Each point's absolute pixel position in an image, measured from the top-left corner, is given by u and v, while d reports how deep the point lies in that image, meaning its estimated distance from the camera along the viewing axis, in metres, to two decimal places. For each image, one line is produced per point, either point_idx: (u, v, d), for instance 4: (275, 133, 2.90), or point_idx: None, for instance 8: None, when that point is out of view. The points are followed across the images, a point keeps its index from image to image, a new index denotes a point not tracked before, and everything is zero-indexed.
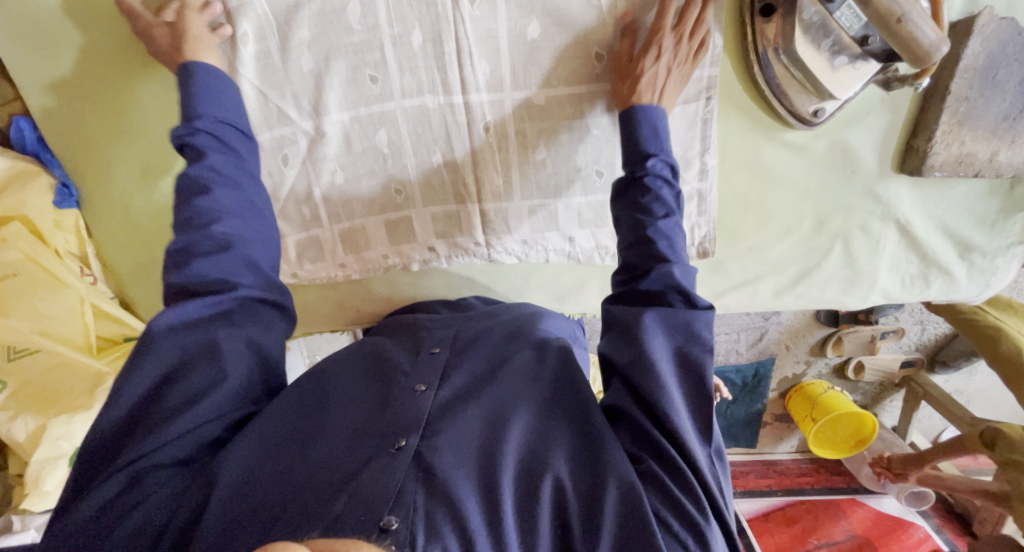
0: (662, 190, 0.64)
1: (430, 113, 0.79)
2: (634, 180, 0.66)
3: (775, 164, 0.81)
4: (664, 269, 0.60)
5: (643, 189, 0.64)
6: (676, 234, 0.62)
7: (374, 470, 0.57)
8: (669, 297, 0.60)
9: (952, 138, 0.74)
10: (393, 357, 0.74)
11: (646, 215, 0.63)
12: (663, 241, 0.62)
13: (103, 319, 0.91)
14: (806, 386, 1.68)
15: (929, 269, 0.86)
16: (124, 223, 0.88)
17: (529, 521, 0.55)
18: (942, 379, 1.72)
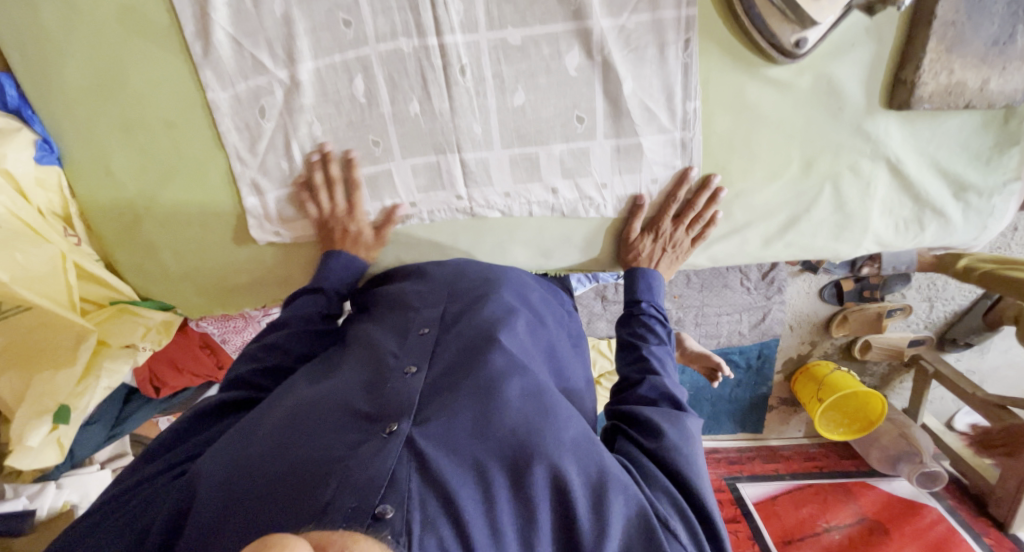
0: (655, 326, 0.83)
1: (405, 58, 0.78)
2: (633, 320, 0.85)
3: (760, 102, 0.79)
4: (655, 382, 0.75)
5: (642, 321, 0.83)
6: (667, 358, 0.79)
7: (365, 454, 0.59)
8: (663, 401, 0.74)
9: (940, 66, 0.72)
10: (381, 340, 0.78)
11: (642, 342, 0.81)
12: (655, 360, 0.78)
13: (87, 280, 0.92)
14: (811, 367, 1.65)
15: (923, 212, 0.84)
16: (107, 181, 0.88)
17: (529, 513, 0.59)
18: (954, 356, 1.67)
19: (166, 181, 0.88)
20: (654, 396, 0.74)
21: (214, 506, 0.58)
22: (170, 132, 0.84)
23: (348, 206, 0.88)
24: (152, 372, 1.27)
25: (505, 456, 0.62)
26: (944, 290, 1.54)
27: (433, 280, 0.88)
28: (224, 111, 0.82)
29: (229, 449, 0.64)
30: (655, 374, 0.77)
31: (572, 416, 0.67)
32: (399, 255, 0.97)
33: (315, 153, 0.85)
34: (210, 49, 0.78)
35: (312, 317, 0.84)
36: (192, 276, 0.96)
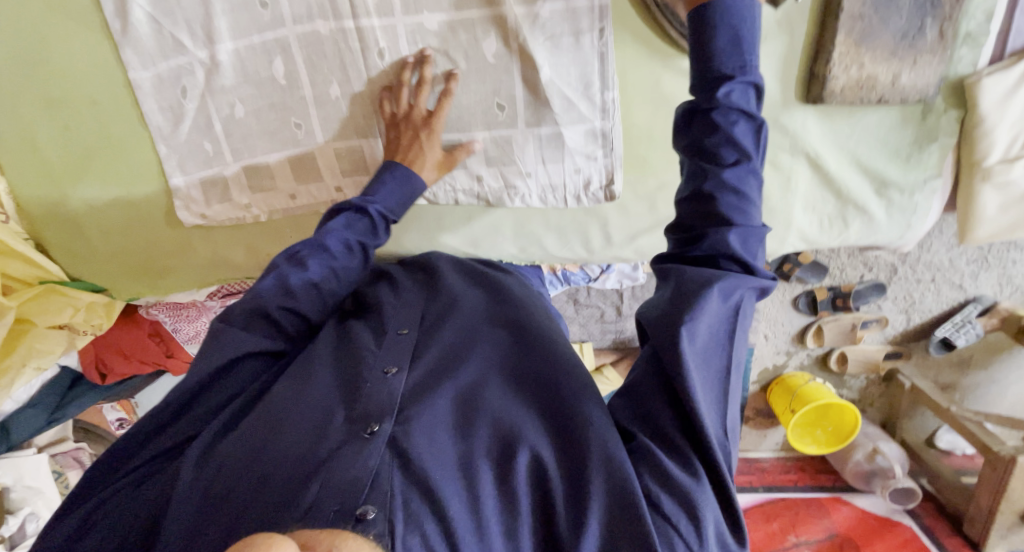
0: (735, 129, 0.51)
1: (323, 40, 0.78)
2: (699, 117, 0.53)
3: (675, 93, 0.79)
4: (716, 242, 0.51)
5: (712, 128, 0.52)
6: (747, 187, 0.51)
7: (345, 457, 0.55)
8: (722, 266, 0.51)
9: (849, 60, 0.71)
10: (356, 336, 0.72)
11: (711, 165, 0.52)
12: (728, 198, 0.51)
13: (11, 257, 0.91)
14: (787, 378, 1.59)
15: (846, 209, 0.83)
16: (34, 158, 0.88)
17: (514, 509, 0.54)
18: (934, 374, 1.59)
19: (91, 159, 0.88)
20: (704, 257, 0.52)
21: (190, 514, 0.54)
22: (95, 110, 0.85)
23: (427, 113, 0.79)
24: (98, 356, 1.25)
25: (490, 452, 0.57)
26: (923, 303, 1.46)
27: (409, 281, 0.82)
28: (147, 91, 0.83)
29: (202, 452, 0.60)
30: (718, 226, 0.51)
31: (561, 403, 0.60)
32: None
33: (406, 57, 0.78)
34: (130, 28, 0.79)
35: (352, 247, 0.75)
36: (121, 257, 0.96)
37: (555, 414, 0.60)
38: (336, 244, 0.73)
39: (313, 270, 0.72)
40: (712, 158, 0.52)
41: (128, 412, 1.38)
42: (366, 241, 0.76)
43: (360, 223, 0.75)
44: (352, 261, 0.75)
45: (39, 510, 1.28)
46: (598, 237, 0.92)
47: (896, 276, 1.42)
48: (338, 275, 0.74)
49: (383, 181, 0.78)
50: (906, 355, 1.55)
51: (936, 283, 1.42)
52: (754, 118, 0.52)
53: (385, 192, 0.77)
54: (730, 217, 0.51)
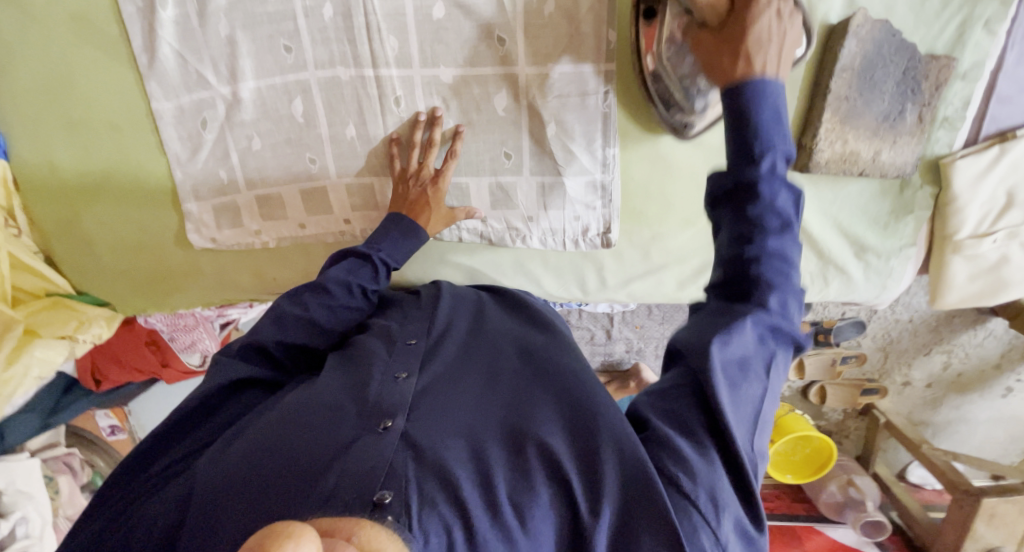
0: (777, 200, 0.49)
1: (342, 85, 0.82)
2: (736, 190, 0.51)
3: (672, 154, 0.83)
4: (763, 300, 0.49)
5: (753, 200, 0.50)
6: (788, 256, 0.50)
7: (358, 449, 0.55)
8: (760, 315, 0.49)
9: (835, 136, 0.76)
10: (365, 348, 0.72)
11: (754, 231, 0.50)
12: (771, 266, 0.50)
13: (21, 270, 0.95)
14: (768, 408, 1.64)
15: (827, 268, 0.89)
16: (50, 177, 0.90)
17: (533, 496, 0.52)
18: (906, 410, 1.65)
19: (108, 180, 0.91)
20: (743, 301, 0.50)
21: (204, 511, 0.55)
22: (115, 136, 0.88)
23: (438, 173, 0.83)
24: (94, 363, 1.28)
25: (506, 441, 0.56)
26: (898, 341, 1.52)
27: (405, 307, 0.84)
28: (167, 121, 0.86)
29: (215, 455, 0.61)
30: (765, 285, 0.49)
31: (574, 397, 0.61)
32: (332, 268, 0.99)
33: (421, 112, 0.82)
34: (156, 62, 0.82)
35: (353, 288, 0.78)
36: (128, 274, 0.99)
37: (568, 407, 0.60)
38: (336, 286, 0.77)
39: (312, 308, 0.75)
40: (750, 227, 0.50)
41: (120, 418, 1.43)
42: (367, 284, 0.79)
43: (360, 269, 0.79)
44: (358, 303, 0.79)
45: (29, 515, 1.28)
46: (594, 279, 0.97)
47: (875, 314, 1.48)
48: (337, 313, 0.77)
49: (388, 229, 0.82)
50: (884, 392, 1.59)
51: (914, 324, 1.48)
52: (795, 191, 0.51)
53: (389, 236, 0.81)
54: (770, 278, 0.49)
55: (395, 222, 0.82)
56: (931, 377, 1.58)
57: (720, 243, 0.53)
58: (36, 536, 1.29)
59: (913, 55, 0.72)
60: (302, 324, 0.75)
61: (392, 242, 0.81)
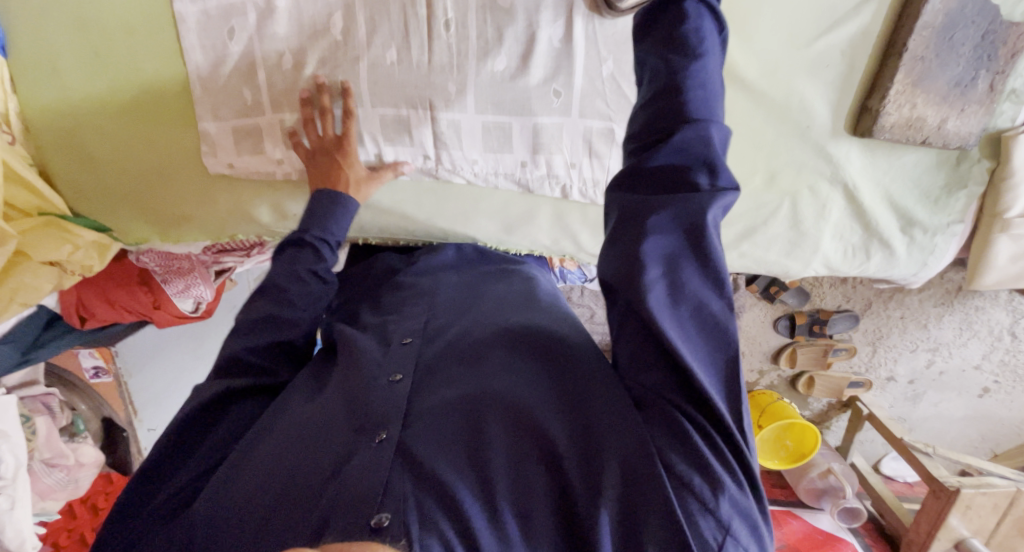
0: (697, 26, 0.52)
1: (389, 3, 0.77)
2: (666, 15, 0.54)
3: (732, 107, 0.79)
4: (702, 126, 0.50)
5: (683, 18, 0.53)
6: (713, 85, 0.52)
7: (355, 464, 0.57)
8: (695, 169, 0.50)
9: (904, 99, 0.74)
10: (357, 342, 0.76)
11: (678, 58, 0.52)
12: (699, 94, 0.51)
13: (14, 185, 0.85)
14: (755, 393, 1.63)
15: (871, 241, 0.87)
16: (52, 80, 0.82)
17: (530, 510, 0.54)
18: (885, 402, 1.66)
19: (117, 89, 0.82)
20: (675, 161, 0.50)
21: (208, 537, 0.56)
22: (127, 40, 0.80)
23: (341, 137, 0.83)
24: (81, 299, 1.20)
25: (501, 451, 0.57)
26: (889, 337, 1.53)
27: (399, 299, 0.88)
28: (190, 27, 0.78)
29: (227, 472, 0.62)
30: (699, 116, 0.51)
31: (559, 401, 0.61)
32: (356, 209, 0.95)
33: (306, 89, 0.81)
34: None
35: (302, 275, 0.79)
36: (136, 199, 0.92)
37: (562, 411, 0.60)
38: (288, 279, 0.78)
39: (265, 307, 0.76)
40: (681, 46, 0.52)
41: (106, 359, 1.39)
42: (314, 267, 0.80)
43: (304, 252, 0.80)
44: (314, 286, 0.80)
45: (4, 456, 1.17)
46: None
47: (870, 309, 1.49)
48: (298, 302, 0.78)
49: (315, 209, 0.81)
50: (867, 384, 1.61)
51: (904, 321, 1.49)
52: (719, 24, 0.55)
53: (318, 217, 0.81)
54: (694, 116, 0.50)
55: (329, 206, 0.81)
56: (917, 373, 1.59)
57: (652, 92, 0.53)
58: (8, 478, 1.19)
59: (996, 17, 0.69)
60: (267, 323, 0.76)
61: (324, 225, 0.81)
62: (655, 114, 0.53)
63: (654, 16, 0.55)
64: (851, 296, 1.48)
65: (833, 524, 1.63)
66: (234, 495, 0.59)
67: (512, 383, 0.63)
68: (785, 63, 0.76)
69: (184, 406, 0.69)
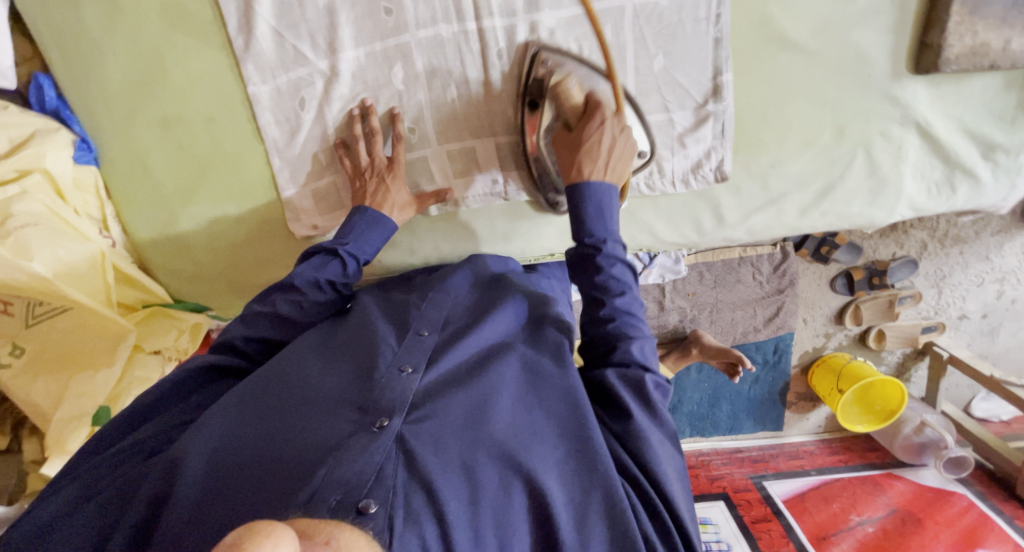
0: (615, 270, 0.66)
1: (444, 43, 0.80)
2: (587, 264, 0.67)
3: (790, 71, 0.81)
4: (633, 342, 0.65)
5: (597, 271, 0.66)
6: (634, 310, 0.66)
7: (351, 449, 0.56)
8: (630, 365, 0.65)
9: (964, 28, 0.74)
10: (377, 327, 0.72)
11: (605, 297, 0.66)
12: (627, 321, 0.66)
13: (122, 283, 0.90)
14: (827, 359, 1.42)
15: (953, 173, 0.86)
16: (143, 178, 0.87)
17: (507, 502, 0.55)
18: (965, 341, 1.45)
19: (204, 174, 0.87)
20: (618, 362, 0.65)
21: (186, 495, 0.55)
22: (208, 128, 0.85)
23: (388, 160, 0.83)
24: None
25: (496, 443, 0.58)
26: (953, 276, 1.36)
27: (423, 284, 0.84)
28: (264, 105, 0.83)
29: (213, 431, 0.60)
30: (630, 335, 0.65)
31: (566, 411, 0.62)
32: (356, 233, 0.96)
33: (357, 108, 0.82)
34: (249, 42, 0.79)
35: (321, 285, 0.75)
36: (229, 275, 0.96)
37: (565, 422, 0.61)
38: (306, 285, 0.74)
39: (282, 307, 0.75)
40: (604, 291, 0.66)
41: None
42: (336, 279, 0.76)
43: (329, 263, 0.76)
44: (328, 297, 0.76)
45: None
46: (710, 219, 0.92)
47: (925, 251, 1.33)
48: (311, 305, 0.75)
49: (353, 222, 0.78)
50: (941, 327, 1.41)
51: (963, 257, 1.35)
52: (630, 264, 0.68)
53: (353, 227, 0.78)
54: (630, 335, 0.65)
55: (359, 221, 0.78)
56: (996, 309, 1.42)
57: (591, 310, 0.68)
58: None
59: None
60: (267, 316, 0.74)
61: (351, 232, 0.78)
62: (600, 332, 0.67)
63: (577, 260, 0.68)
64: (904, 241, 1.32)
65: (940, 479, 1.44)
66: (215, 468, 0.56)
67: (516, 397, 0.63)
68: (837, 19, 0.77)
69: (182, 367, 0.71)
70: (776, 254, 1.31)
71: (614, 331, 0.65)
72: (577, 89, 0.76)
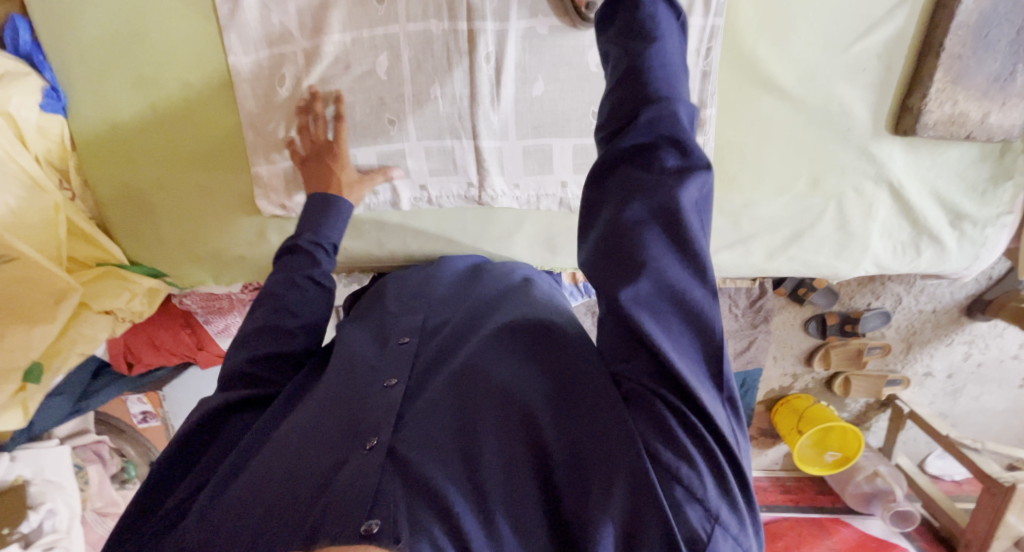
0: (658, 13, 0.49)
1: (433, 40, 0.80)
2: (622, 5, 0.50)
3: (773, 115, 0.81)
4: (670, 105, 0.46)
5: (638, 6, 0.49)
6: (676, 70, 0.48)
7: (348, 473, 0.50)
8: (662, 147, 0.45)
9: (945, 96, 0.75)
10: (354, 345, 0.70)
11: (638, 43, 0.48)
12: (661, 76, 0.47)
13: (76, 238, 0.88)
14: (792, 398, 1.44)
15: (920, 237, 0.87)
16: (112, 136, 0.85)
17: (526, 521, 0.48)
18: (927, 400, 1.47)
19: (175, 140, 0.86)
20: (643, 142, 0.46)
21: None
22: (187, 95, 0.83)
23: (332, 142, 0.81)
24: (127, 345, 1.12)
25: (497, 453, 0.51)
26: (923, 333, 1.36)
27: (405, 291, 0.82)
28: (244, 78, 0.82)
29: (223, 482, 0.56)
30: (664, 93, 0.47)
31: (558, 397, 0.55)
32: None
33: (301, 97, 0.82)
34: (235, 12, 0.78)
35: (297, 281, 0.71)
36: (189, 245, 0.94)
37: (569, 414, 0.53)
38: (283, 285, 0.70)
39: (264, 316, 0.69)
40: (641, 31, 0.48)
41: (153, 405, 1.32)
42: (311, 271, 0.72)
43: (305, 258, 0.72)
44: (311, 293, 0.71)
45: (57, 508, 1.19)
46: None
47: (901, 305, 1.32)
48: (302, 308, 0.71)
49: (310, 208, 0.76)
50: (906, 382, 1.40)
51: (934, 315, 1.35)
52: (675, 10, 0.51)
53: (328, 213, 0.76)
54: (666, 97, 0.46)
55: (332, 207, 0.76)
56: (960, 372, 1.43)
57: (617, 76, 0.49)
58: (62, 530, 1.20)
59: None
60: (256, 334, 0.68)
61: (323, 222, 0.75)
62: (627, 99, 0.48)
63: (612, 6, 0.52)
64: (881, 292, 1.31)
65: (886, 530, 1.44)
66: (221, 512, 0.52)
67: (506, 388, 0.55)
68: (823, 69, 0.77)
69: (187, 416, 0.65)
70: (753, 289, 1.30)
71: (644, 95, 0.47)
72: None
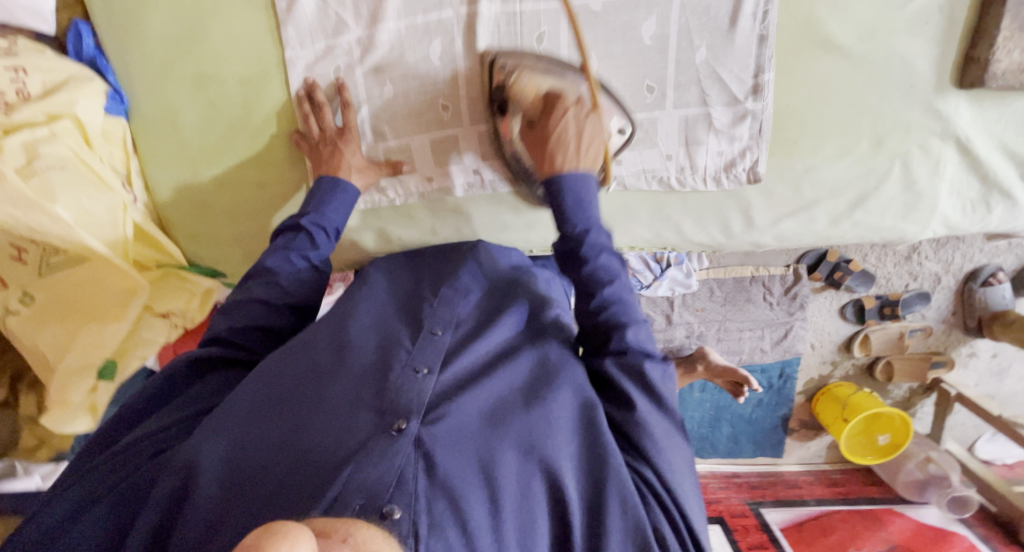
0: (603, 260, 0.62)
1: (485, 22, 0.79)
2: (573, 261, 0.63)
3: (833, 75, 0.80)
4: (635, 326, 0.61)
5: (584, 264, 0.62)
6: (629, 301, 0.62)
7: (370, 456, 0.53)
8: (631, 352, 0.60)
9: (1012, 44, 0.74)
10: (393, 328, 0.67)
11: (593, 288, 0.62)
12: (619, 306, 0.62)
13: (140, 241, 0.89)
14: (833, 388, 1.34)
15: (990, 193, 0.86)
16: (173, 137, 0.87)
17: (524, 511, 0.53)
18: (972, 382, 1.38)
19: (233, 137, 0.87)
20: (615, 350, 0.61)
21: (208, 506, 0.52)
22: (244, 91, 0.84)
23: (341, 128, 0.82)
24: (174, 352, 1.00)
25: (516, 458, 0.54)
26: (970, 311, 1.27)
27: (436, 268, 0.78)
28: (300, 70, 0.82)
29: (226, 426, 0.58)
30: (627, 317, 0.61)
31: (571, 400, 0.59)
32: (377, 208, 0.95)
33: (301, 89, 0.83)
34: (292, 6, 0.79)
35: (293, 259, 0.73)
36: (246, 240, 0.95)
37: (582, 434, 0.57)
38: (276, 261, 0.73)
39: (267, 293, 0.71)
40: (594, 281, 0.62)
41: None
42: (307, 251, 0.75)
43: (299, 238, 0.75)
44: (308, 274, 0.75)
45: None
46: (739, 221, 0.91)
47: (941, 284, 1.24)
48: (300, 283, 0.74)
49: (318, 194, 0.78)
50: (948, 364, 1.31)
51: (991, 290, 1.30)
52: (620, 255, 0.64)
53: (324, 196, 0.78)
54: (628, 323, 0.61)
55: (328, 187, 0.78)
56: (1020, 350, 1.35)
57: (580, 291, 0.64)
58: None
59: None
60: (250, 305, 0.71)
61: (324, 198, 0.78)
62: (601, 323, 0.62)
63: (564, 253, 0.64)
64: (918, 272, 1.22)
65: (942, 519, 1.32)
66: (232, 463, 0.55)
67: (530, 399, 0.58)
68: (884, 26, 0.76)
69: (177, 357, 0.68)
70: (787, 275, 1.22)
71: (607, 320, 0.61)
72: (538, 89, 0.74)
